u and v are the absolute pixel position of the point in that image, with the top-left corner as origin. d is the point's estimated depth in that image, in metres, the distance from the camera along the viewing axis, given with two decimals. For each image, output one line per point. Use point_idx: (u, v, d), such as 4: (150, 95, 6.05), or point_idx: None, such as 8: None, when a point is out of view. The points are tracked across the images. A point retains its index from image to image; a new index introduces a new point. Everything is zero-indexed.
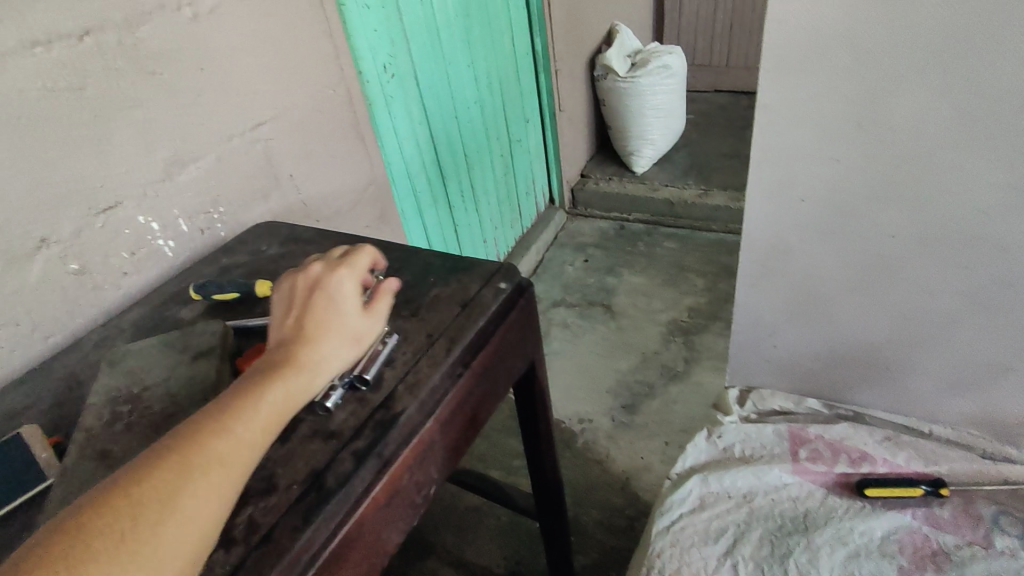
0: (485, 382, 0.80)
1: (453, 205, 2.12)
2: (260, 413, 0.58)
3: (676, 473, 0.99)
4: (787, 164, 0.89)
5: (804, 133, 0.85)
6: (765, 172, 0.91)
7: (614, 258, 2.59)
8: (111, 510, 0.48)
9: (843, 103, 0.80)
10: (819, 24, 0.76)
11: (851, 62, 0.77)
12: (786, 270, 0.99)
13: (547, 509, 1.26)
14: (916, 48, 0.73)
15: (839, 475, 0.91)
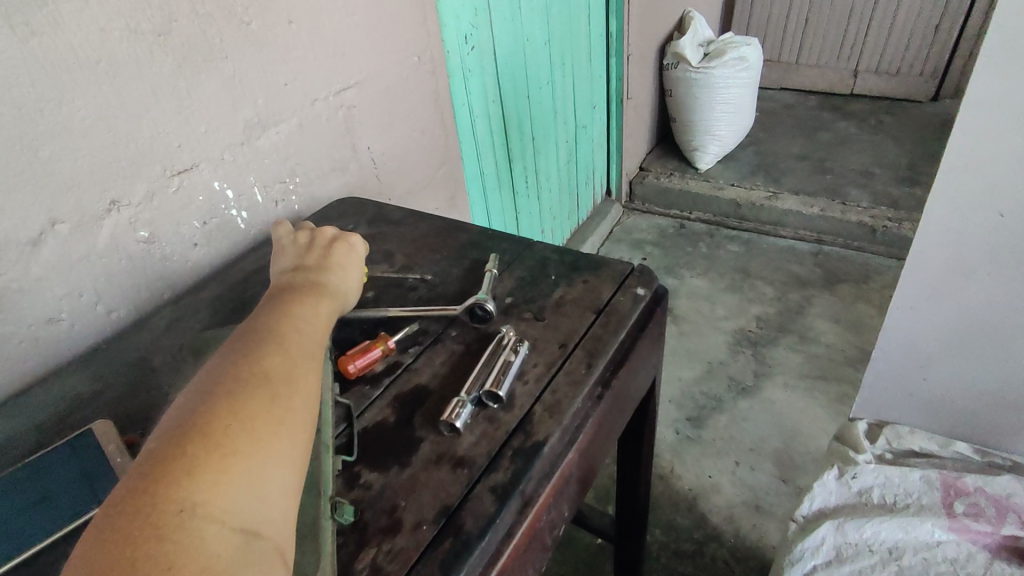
0: (618, 405, 0.68)
1: (517, 191, 2.00)
2: (320, 315, 0.60)
3: (804, 516, 0.91)
4: (988, 187, 0.83)
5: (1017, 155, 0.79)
6: (959, 194, 0.85)
7: (674, 257, 2.45)
8: (244, 382, 0.46)
9: None
10: None
11: None
12: (962, 302, 0.95)
13: (627, 532, 1.13)
14: None
15: (1006, 537, 0.79)
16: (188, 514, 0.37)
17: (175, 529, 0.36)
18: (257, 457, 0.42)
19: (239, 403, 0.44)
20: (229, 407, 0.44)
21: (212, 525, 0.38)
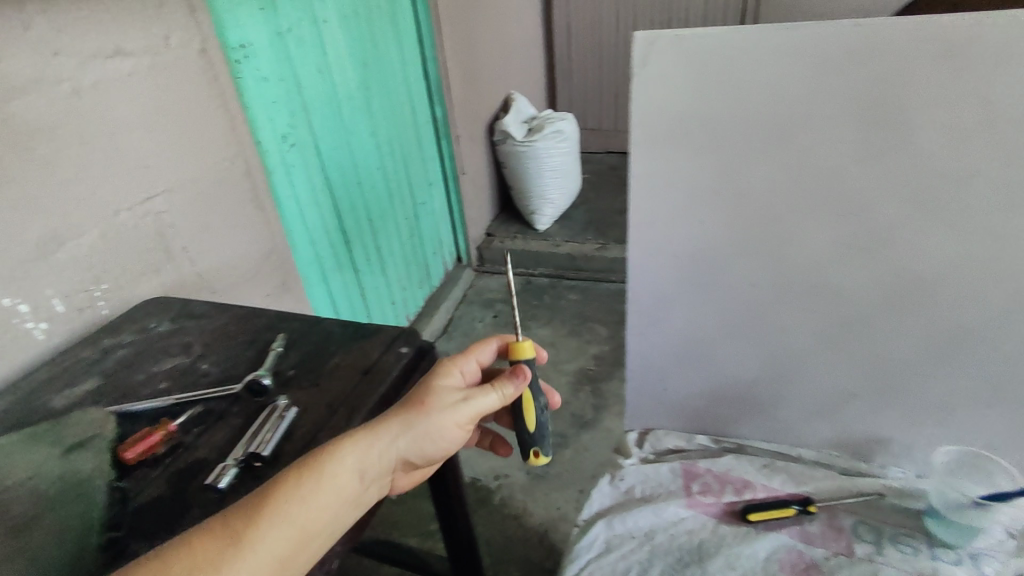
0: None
1: (360, 268, 2.12)
2: (348, 469, 0.61)
3: (584, 520, 1.03)
4: (657, 221, 0.92)
5: (673, 193, 0.89)
6: (637, 231, 0.94)
7: (522, 311, 2.67)
8: (202, 537, 0.52)
9: (713, 157, 0.85)
10: (673, 98, 0.83)
11: (704, 137, 0.84)
12: (667, 320, 1.01)
13: (462, 568, 1.23)
14: (756, 121, 0.81)
15: (726, 504, 0.98)
16: None
17: None
18: None
19: (187, 553, 0.51)
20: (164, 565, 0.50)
21: None
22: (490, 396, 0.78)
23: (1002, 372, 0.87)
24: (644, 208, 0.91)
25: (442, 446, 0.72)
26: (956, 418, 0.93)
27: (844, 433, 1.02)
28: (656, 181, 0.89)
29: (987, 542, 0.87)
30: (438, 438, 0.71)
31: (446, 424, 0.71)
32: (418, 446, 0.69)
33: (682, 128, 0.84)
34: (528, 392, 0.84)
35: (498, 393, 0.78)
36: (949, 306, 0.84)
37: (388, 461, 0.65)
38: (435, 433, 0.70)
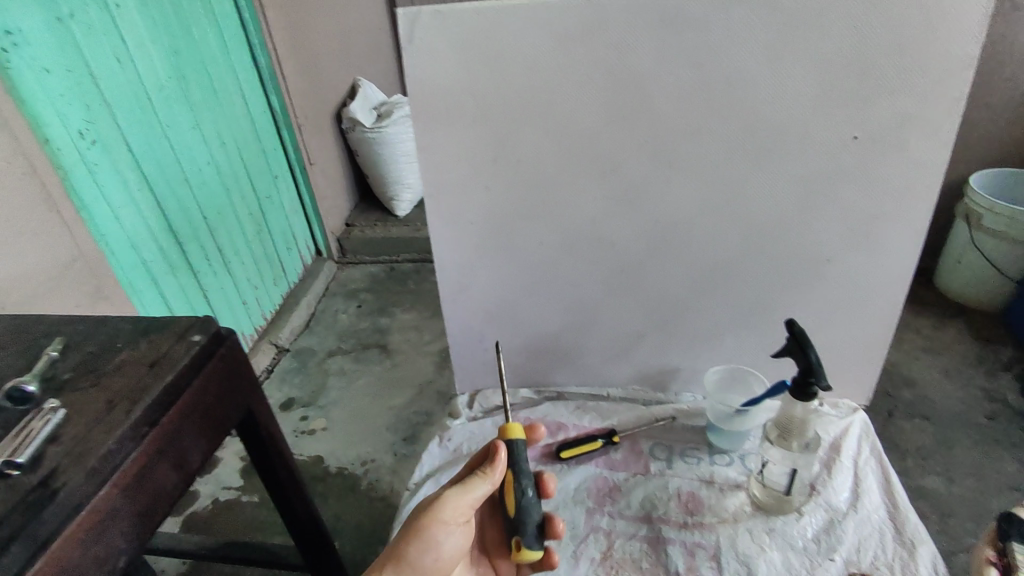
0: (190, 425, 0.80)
1: (200, 271, 1.98)
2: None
3: (415, 482, 1.08)
4: (450, 195, 0.98)
5: (457, 166, 0.95)
6: (433, 205, 1.00)
7: (386, 299, 2.66)
8: None
9: (487, 130, 0.91)
10: (444, 78, 0.88)
11: (476, 109, 0.90)
12: (474, 284, 1.08)
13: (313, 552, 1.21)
14: (517, 94, 0.88)
15: (543, 447, 1.07)
16: None
17: None
18: None
19: None
20: None
21: None
22: (471, 486, 0.79)
23: (749, 297, 1.02)
24: (436, 183, 0.97)
25: (454, 547, 0.82)
26: (723, 341, 1.08)
27: (643, 368, 1.14)
28: (441, 156, 0.95)
29: (752, 442, 1.03)
30: (442, 539, 0.80)
31: (437, 530, 0.79)
32: (418, 561, 0.80)
33: (456, 105, 0.90)
34: (508, 473, 0.81)
35: (480, 479, 0.79)
36: (700, 244, 0.98)
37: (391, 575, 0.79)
38: (439, 539, 0.80)
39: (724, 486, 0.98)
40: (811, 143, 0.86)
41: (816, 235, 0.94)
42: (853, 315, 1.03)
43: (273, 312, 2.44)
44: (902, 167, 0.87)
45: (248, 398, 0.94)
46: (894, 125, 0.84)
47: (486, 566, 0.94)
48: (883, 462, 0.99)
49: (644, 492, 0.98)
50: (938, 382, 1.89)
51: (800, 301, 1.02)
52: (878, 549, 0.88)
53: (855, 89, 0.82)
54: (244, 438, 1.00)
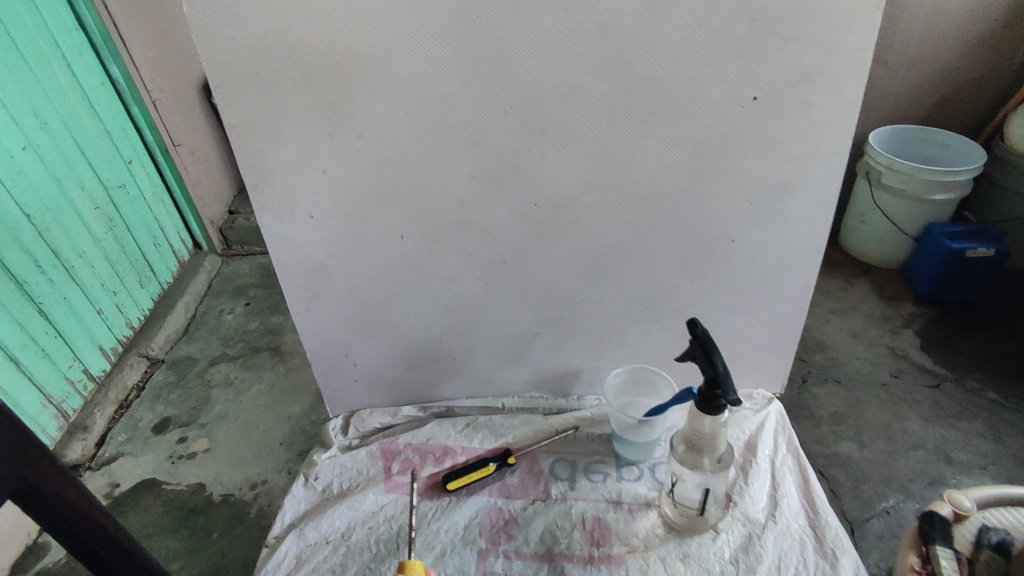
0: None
1: (29, 283, 1.64)
2: None
3: (274, 536, 0.89)
4: (280, 181, 0.80)
5: (282, 144, 0.77)
6: (261, 195, 0.81)
7: (277, 294, 2.39)
8: None
9: (310, 95, 0.74)
10: (245, 30, 0.69)
11: (293, 68, 0.72)
12: (331, 288, 0.89)
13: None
14: (342, 50, 0.70)
15: (427, 477, 0.91)
16: None
17: None
18: None
19: None
20: None
21: None
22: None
23: (648, 285, 0.89)
24: (259, 166, 0.78)
25: None
26: (624, 336, 0.95)
27: (539, 371, 1.00)
28: (262, 132, 0.76)
29: (662, 451, 0.92)
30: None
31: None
32: None
33: (265, 63, 0.72)
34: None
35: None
36: (586, 229, 0.83)
37: None
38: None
39: (633, 506, 0.86)
40: (703, 104, 0.72)
41: (716, 212, 0.82)
42: (762, 298, 0.92)
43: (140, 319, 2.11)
44: (806, 129, 0.75)
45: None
46: (795, 79, 0.71)
47: None
48: (801, 459, 0.90)
49: (544, 523, 0.85)
50: (847, 343, 1.88)
51: (705, 287, 0.90)
52: (799, 564, 0.78)
53: (749, 36, 0.68)
54: None
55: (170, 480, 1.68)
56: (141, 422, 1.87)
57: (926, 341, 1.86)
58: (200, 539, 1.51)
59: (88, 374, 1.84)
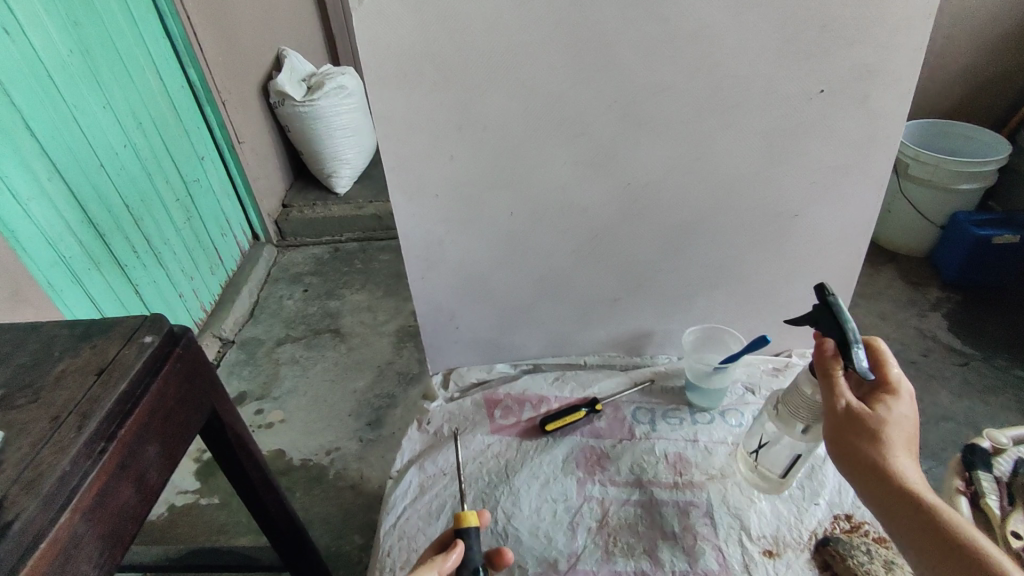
0: (157, 428, 0.73)
1: (129, 267, 1.81)
2: None
3: (397, 470, 1.03)
4: (414, 166, 0.92)
5: (420, 134, 0.88)
6: (397, 178, 0.93)
7: (333, 281, 2.54)
8: None
9: (448, 94, 0.85)
10: (399, 38, 0.80)
11: (436, 73, 0.83)
12: (445, 258, 1.03)
13: (292, 557, 1.14)
14: (479, 55, 0.82)
15: (526, 421, 1.05)
16: None
17: None
18: None
19: None
20: None
21: None
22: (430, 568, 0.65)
23: (719, 256, 1.03)
24: (398, 153, 0.90)
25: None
26: (694, 302, 1.09)
27: (616, 334, 1.14)
28: (402, 125, 0.88)
29: (730, 400, 1.06)
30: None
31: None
32: None
33: (413, 68, 0.82)
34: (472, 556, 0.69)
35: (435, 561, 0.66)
36: (670, 205, 0.96)
37: None
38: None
39: (709, 443, 0.99)
40: (777, 96, 0.86)
41: (783, 190, 0.95)
42: (819, 268, 1.05)
43: (214, 304, 2.29)
44: (863, 118, 0.88)
45: (209, 393, 0.86)
46: (859, 76, 0.84)
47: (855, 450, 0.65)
48: None
49: (632, 456, 0.99)
50: (878, 325, 2.00)
51: (769, 257, 1.03)
52: None
53: (820, 39, 0.81)
54: (206, 438, 0.92)
55: None
56: None
57: (952, 323, 1.98)
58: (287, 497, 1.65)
59: None
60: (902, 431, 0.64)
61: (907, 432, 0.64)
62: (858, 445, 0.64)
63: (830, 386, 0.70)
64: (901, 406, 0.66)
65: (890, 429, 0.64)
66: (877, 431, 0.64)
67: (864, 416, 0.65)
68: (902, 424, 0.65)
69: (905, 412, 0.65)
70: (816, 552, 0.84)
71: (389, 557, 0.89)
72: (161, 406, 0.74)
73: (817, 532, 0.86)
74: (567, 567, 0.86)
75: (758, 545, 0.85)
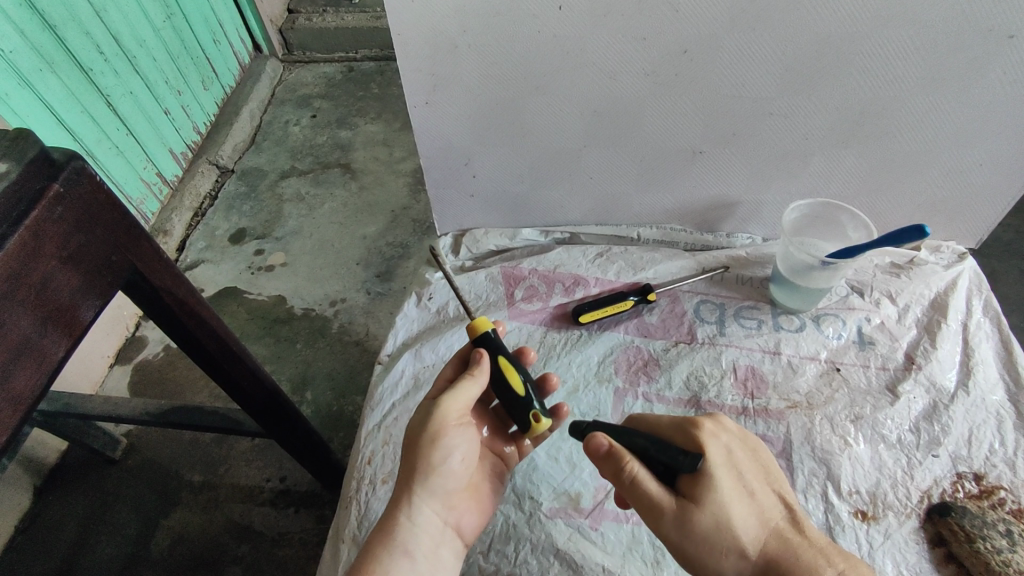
0: (9, 318, 0.49)
1: (95, 72, 1.29)
2: (431, 448, 0.53)
3: (387, 354, 0.83)
4: None
5: None
6: None
7: (346, 105, 1.94)
8: (400, 500, 0.53)
9: None
10: None
11: None
12: (459, 75, 0.72)
13: (276, 424, 0.87)
14: None
15: (554, 308, 0.83)
16: (441, 480, 0.55)
17: (458, 447, 0.56)
18: (464, 469, 0.57)
19: (434, 461, 0.54)
20: (400, 501, 0.53)
21: (456, 445, 0.55)
22: (463, 388, 0.56)
23: (865, 97, 0.68)
24: None
25: (468, 394, 0.56)
26: (807, 164, 0.77)
27: (685, 200, 0.85)
28: None
29: (830, 301, 0.79)
30: (446, 453, 0.54)
31: (442, 440, 0.54)
32: (447, 421, 0.54)
33: None
34: (503, 358, 0.59)
35: (464, 378, 0.56)
36: (812, 6, 0.60)
37: (438, 456, 0.54)
38: (448, 447, 0.54)
39: (794, 359, 0.75)
40: None
41: None
42: (1009, 128, 0.70)
43: (217, 118, 1.80)
44: None
45: (127, 252, 0.59)
46: None
47: (699, 543, 0.50)
48: (1002, 325, 0.76)
49: (689, 368, 0.76)
50: None
51: (944, 103, 0.68)
52: (994, 440, 0.68)
53: None
54: (151, 314, 0.67)
55: (251, 289, 1.47)
56: (218, 231, 1.61)
57: None
58: (286, 349, 1.35)
59: (162, 179, 1.56)
60: (748, 518, 0.50)
61: (752, 507, 0.51)
62: (706, 541, 0.49)
63: (648, 511, 0.51)
64: (725, 483, 0.50)
65: (739, 534, 0.50)
66: (733, 552, 0.49)
67: (707, 542, 0.49)
68: (744, 511, 0.50)
69: (730, 484, 0.51)
70: (926, 520, 0.64)
71: (370, 466, 0.72)
72: (21, 283, 0.49)
73: (931, 495, 0.65)
74: (593, 505, 0.67)
75: (848, 504, 0.65)
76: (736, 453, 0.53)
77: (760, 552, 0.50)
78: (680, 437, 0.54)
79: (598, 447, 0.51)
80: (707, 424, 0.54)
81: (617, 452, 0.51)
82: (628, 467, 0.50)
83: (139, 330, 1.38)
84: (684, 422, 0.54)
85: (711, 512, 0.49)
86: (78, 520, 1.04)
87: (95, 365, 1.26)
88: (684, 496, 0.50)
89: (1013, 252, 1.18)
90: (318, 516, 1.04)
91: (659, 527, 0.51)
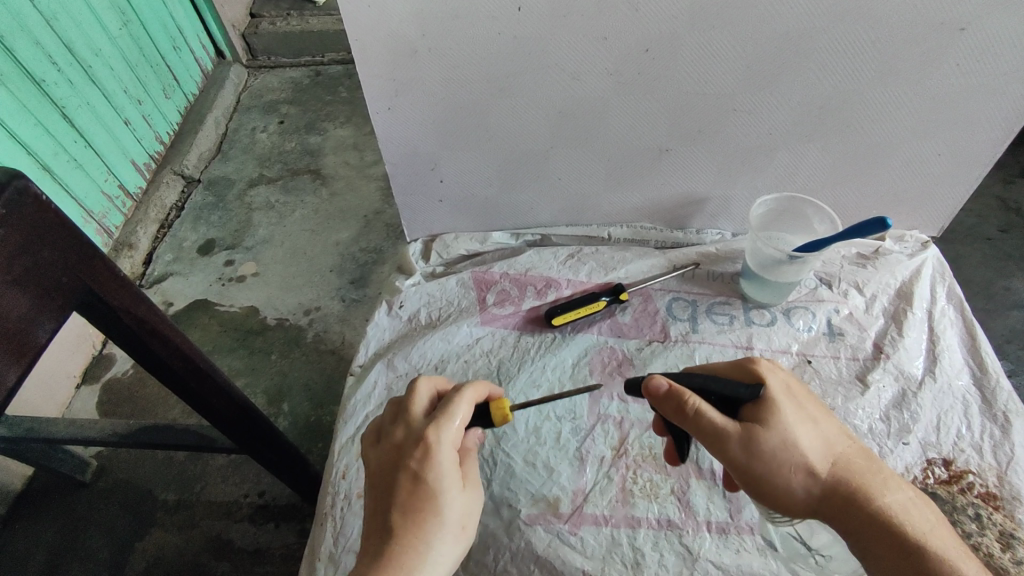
0: None
1: (48, 83, 1.25)
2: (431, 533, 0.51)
3: (360, 365, 0.82)
4: None
5: None
6: None
7: (314, 110, 1.91)
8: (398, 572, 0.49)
9: None
10: None
11: None
12: (421, 79, 0.71)
13: (250, 442, 0.85)
14: None
15: (527, 311, 0.82)
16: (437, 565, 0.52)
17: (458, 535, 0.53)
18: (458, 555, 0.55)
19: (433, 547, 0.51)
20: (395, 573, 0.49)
21: (456, 532, 0.53)
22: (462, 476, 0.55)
23: (824, 91, 0.69)
24: None
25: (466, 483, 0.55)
26: (772, 158, 0.78)
27: (654, 198, 0.85)
28: None
29: (800, 294, 0.80)
30: (447, 541, 0.52)
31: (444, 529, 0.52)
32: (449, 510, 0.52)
33: None
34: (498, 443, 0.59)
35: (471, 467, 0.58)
36: (769, 3, 0.60)
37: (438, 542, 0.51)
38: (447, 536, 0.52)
39: (766, 354, 0.76)
40: None
41: None
42: (965, 117, 0.71)
43: (180, 127, 1.75)
44: None
45: (80, 273, 0.56)
46: None
47: (770, 465, 0.50)
48: (965, 312, 0.78)
49: (663, 366, 0.76)
50: None
51: (904, 94, 0.69)
52: (961, 426, 0.69)
53: None
54: (110, 335, 0.65)
55: (222, 301, 1.44)
56: (186, 243, 1.57)
57: None
58: (260, 361, 1.32)
59: (126, 192, 1.52)
60: (814, 440, 0.51)
61: (818, 432, 0.52)
62: (777, 463, 0.50)
63: (712, 438, 0.51)
64: (787, 408, 0.51)
65: (804, 453, 0.50)
66: (799, 470, 0.50)
67: (774, 462, 0.50)
68: (810, 433, 0.51)
69: (793, 410, 0.52)
70: None
71: (345, 480, 0.71)
72: None
73: (903, 482, 0.66)
74: (572, 509, 0.67)
75: None
76: (800, 388, 0.54)
77: (828, 472, 0.50)
78: (739, 375, 0.55)
79: (657, 387, 0.53)
80: (764, 362, 0.56)
81: (676, 390, 0.53)
82: (689, 398, 0.51)
83: (106, 348, 1.33)
84: (740, 361, 0.56)
85: (776, 433, 0.50)
86: (49, 547, 1.01)
87: (61, 385, 1.22)
88: (747, 421, 0.51)
89: (974, 236, 1.20)
90: (299, 530, 1.02)
91: (725, 454, 0.51)
